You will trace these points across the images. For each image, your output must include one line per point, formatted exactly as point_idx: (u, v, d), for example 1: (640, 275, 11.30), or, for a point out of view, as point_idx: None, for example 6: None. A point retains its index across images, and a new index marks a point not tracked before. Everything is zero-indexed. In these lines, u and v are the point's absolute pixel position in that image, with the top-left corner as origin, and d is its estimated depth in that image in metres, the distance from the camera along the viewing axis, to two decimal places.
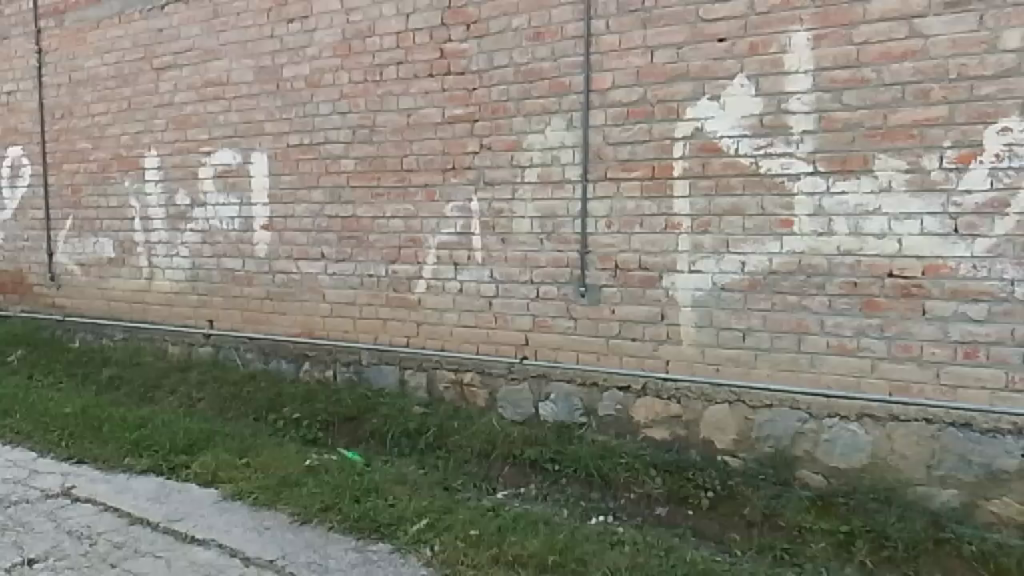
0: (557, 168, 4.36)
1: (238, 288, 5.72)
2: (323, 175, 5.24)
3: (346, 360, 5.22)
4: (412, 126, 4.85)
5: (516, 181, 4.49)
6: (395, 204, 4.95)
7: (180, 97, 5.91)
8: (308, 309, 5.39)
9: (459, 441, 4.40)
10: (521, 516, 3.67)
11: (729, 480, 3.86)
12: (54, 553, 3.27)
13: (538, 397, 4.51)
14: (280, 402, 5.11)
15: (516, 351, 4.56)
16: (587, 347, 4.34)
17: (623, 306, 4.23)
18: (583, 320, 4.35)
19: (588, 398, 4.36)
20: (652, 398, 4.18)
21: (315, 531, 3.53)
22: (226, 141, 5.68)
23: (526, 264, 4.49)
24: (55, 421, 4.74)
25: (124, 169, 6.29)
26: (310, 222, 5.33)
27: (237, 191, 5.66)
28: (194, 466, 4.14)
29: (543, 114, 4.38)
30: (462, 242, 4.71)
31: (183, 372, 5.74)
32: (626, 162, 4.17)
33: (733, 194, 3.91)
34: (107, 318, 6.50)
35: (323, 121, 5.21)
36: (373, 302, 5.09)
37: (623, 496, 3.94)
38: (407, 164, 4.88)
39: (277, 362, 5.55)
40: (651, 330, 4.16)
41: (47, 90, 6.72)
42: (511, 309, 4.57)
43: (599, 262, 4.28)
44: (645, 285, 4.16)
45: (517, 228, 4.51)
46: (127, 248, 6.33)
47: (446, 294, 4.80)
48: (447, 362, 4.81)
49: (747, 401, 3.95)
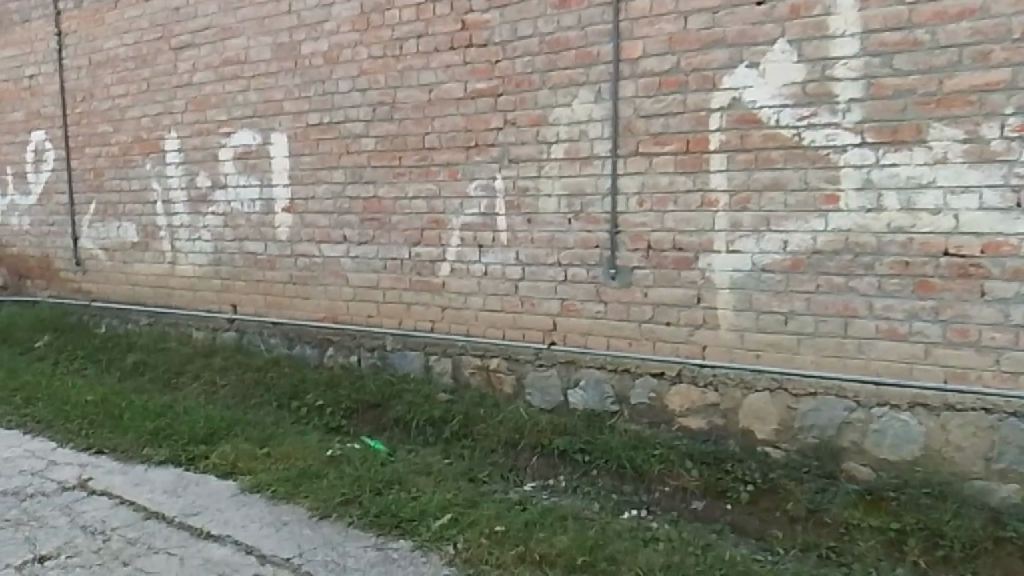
0: (586, 143, 4.13)
1: (261, 272, 5.60)
2: (344, 155, 5.07)
3: (370, 346, 5.07)
4: (433, 102, 4.65)
5: (542, 157, 4.28)
6: (417, 183, 4.76)
7: (199, 77, 5.77)
8: (330, 293, 5.24)
9: (485, 430, 4.23)
10: (549, 511, 3.49)
11: (770, 472, 3.65)
12: (66, 549, 3.16)
13: (567, 384, 4.31)
14: (303, 389, 4.97)
15: (544, 336, 4.37)
16: (619, 332, 4.13)
17: (656, 289, 4.00)
18: (614, 304, 4.13)
19: (619, 386, 4.15)
20: (687, 385, 3.97)
21: (334, 526, 3.38)
22: (246, 122, 5.53)
23: (553, 245, 4.29)
24: (77, 409, 4.66)
25: (145, 151, 6.18)
26: (331, 204, 5.17)
27: (258, 172, 5.52)
28: (213, 457, 4.02)
29: (570, 86, 4.15)
30: (486, 222, 4.52)
31: (206, 358, 5.63)
32: (658, 136, 3.93)
33: (773, 169, 3.65)
34: (132, 303, 6.43)
35: (342, 99, 5.03)
36: (396, 286, 4.93)
37: (656, 489, 3.73)
38: (429, 142, 4.68)
39: (301, 347, 5.42)
40: (686, 314, 3.94)
41: (68, 73, 6.64)
42: (538, 292, 4.37)
43: (630, 242, 4.06)
44: (679, 266, 3.93)
45: (544, 207, 4.30)
46: (150, 232, 6.24)
47: (471, 278, 4.61)
48: (473, 347, 4.64)
49: (789, 389, 3.72)
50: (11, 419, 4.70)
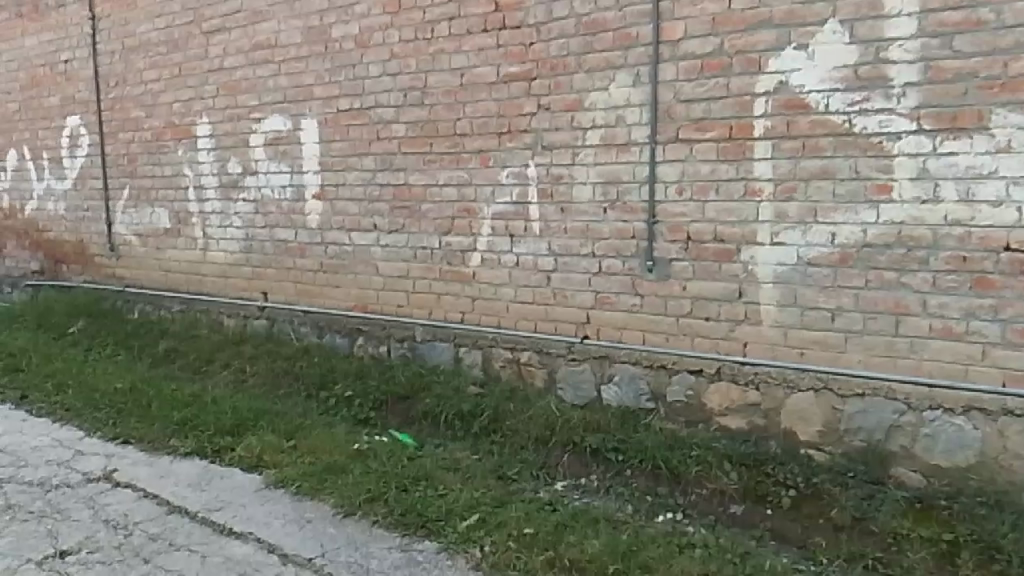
0: (623, 129, 3.96)
1: (292, 260, 5.52)
2: (374, 142, 4.96)
3: (400, 336, 4.97)
4: (465, 87, 4.50)
5: (576, 144, 4.11)
6: (448, 170, 4.63)
7: (230, 61, 5.69)
8: (360, 282, 5.15)
9: (516, 426, 4.10)
10: (581, 513, 3.36)
11: (813, 477, 3.47)
12: (87, 545, 3.12)
13: (600, 379, 4.17)
14: (333, 380, 4.89)
15: (577, 329, 4.22)
16: (655, 327, 3.97)
17: (695, 283, 3.83)
18: (650, 298, 3.97)
19: (655, 382, 4.00)
20: (726, 383, 3.80)
21: (359, 525, 3.29)
22: (276, 107, 5.45)
23: (588, 236, 4.13)
24: (106, 398, 4.63)
25: (177, 137, 6.14)
26: (361, 191, 5.07)
27: (288, 159, 5.43)
28: (239, 449, 3.95)
29: (607, 70, 3.98)
30: (519, 211, 4.37)
31: (237, 346, 5.58)
32: (699, 122, 3.74)
33: (822, 157, 3.45)
34: (164, 289, 6.41)
35: (373, 83, 4.91)
36: (426, 276, 4.82)
37: (693, 492, 3.57)
38: (461, 127, 4.54)
39: (331, 336, 5.33)
40: (726, 309, 3.76)
41: (102, 58, 6.61)
42: (572, 284, 4.22)
43: (668, 233, 3.88)
44: (720, 258, 3.75)
45: (578, 196, 4.14)
46: (182, 219, 6.20)
47: (503, 268, 4.48)
48: (504, 340, 4.50)
49: (835, 390, 3.54)
50: (41, 406, 4.69)
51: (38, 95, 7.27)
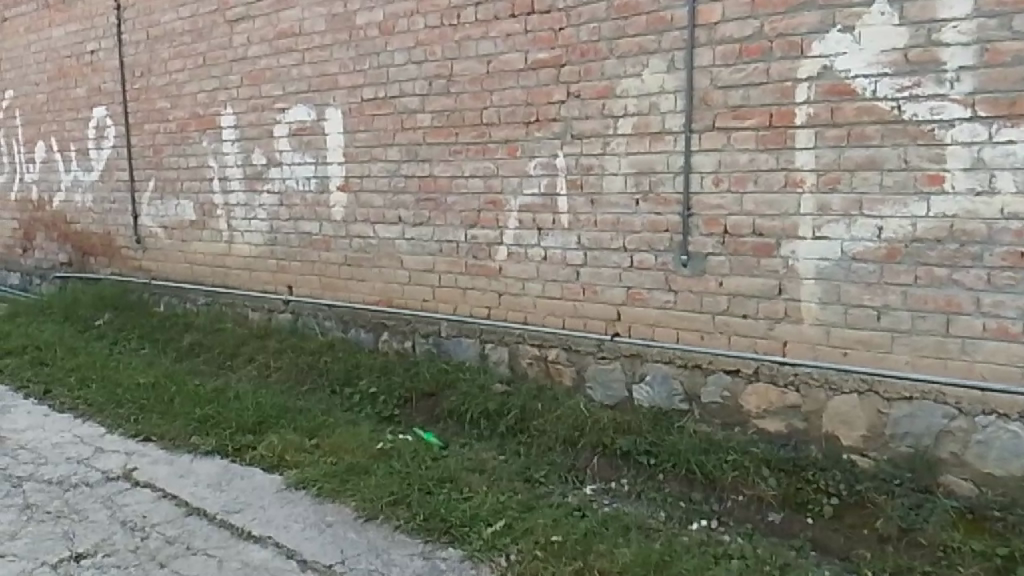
0: (656, 117, 3.79)
1: (316, 253, 5.42)
2: (399, 132, 4.83)
3: (425, 332, 4.85)
4: (492, 74, 4.35)
5: (607, 133, 3.95)
6: (474, 161, 4.49)
7: (254, 50, 5.60)
8: (385, 276, 5.03)
9: (543, 426, 3.96)
10: (612, 520, 3.21)
11: (857, 484, 3.29)
12: (103, 548, 3.04)
13: (631, 379, 4.02)
14: (357, 375, 4.79)
15: (608, 326, 4.07)
16: (689, 325, 3.81)
17: (731, 279, 3.66)
18: (684, 294, 3.80)
19: (689, 382, 3.84)
20: (764, 384, 3.63)
21: (381, 530, 3.18)
22: (301, 97, 5.34)
23: (619, 229, 3.97)
24: (128, 393, 4.58)
25: (202, 128, 6.07)
26: (386, 183, 4.95)
27: (313, 150, 5.33)
28: (260, 448, 3.85)
29: (639, 55, 3.81)
30: (547, 203, 4.22)
31: (262, 340, 5.50)
32: (736, 109, 3.56)
33: (868, 146, 3.26)
34: (189, 282, 6.35)
35: (398, 72, 4.78)
36: (452, 270, 4.69)
37: (729, 498, 3.40)
38: (487, 117, 4.40)
39: (356, 331, 5.22)
40: (765, 307, 3.59)
41: (127, 48, 6.56)
42: (602, 279, 4.07)
43: (703, 226, 3.71)
44: (759, 253, 3.57)
45: (609, 187, 3.98)
46: (207, 211, 6.13)
47: (530, 262, 4.34)
48: (531, 337, 4.36)
49: (881, 392, 3.35)
50: (63, 400, 4.64)
51: (65, 87, 7.26)
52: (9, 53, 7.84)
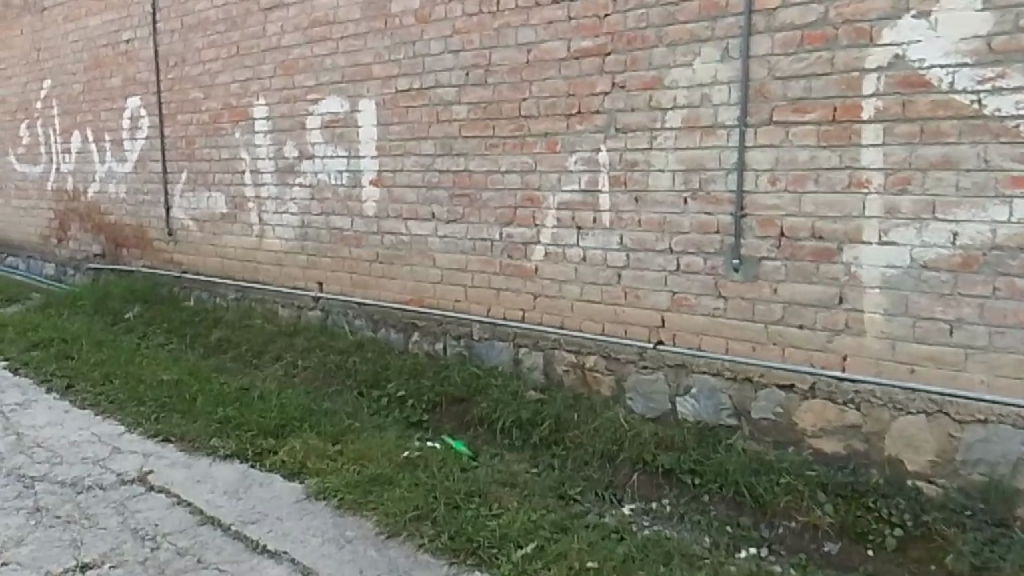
0: (707, 110, 3.52)
1: (347, 249, 5.24)
2: (434, 124, 4.62)
3: (457, 333, 4.63)
4: (532, 64, 4.11)
5: (654, 126, 3.69)
6: (511, 156, 4.26)
7: (287, 39, 5.43)
8: (417, 274, 4.83)
9: (579, 438, 3.71)
10: (653, 545, 2.96)
11: (923, 515, 3.01)
12: (111, 558, 2.87)
13: (675, 390, 3.76)
14: (385, 377, 4.58)
15: (651, 333, 3.82)
16: (739, 334, 3.53)
17: (786, 286, 3.38)
18: (734, 300, 3.53)
19: (737, 396, 3.57)
20: (820, 401, 3.34)
21: (403, 549, 2.96)
22: (334, 87, 5.16)
23: (665, 229, 3.71)
24: (150, 391, 4.43)
25: (235, 119, 5.92)
26: (420, 177, 4.74)
27: (345, 142, 5.14)
28: (282, 453, 3.67)
29: (690, 43, 3.54)
30: (588, 200, 3.98)
31: (290, 337, 5.33)
32: (796, 102, 3.28)
33: (944, 143, 2.96)
34: (220, 276, 6.21)
35: (434, 62, 4.57)
36: (486, 270, 4.47)
37: (781, 525, 3.13)
38: (526, 109, 4.17)
39: (386, 330, 5.02)
40: (824, 317, 3.30)
41: (162, 37, 6.45)
42: (645, 283, 3.81)
43: (758, 228, 3.43)
44: (818, 258, 3.29)
45: (655, 184, 3.72)
46: (238, 204, 5.99)
47: (569, 263, 4.10)
48: (569, 342, 4.12)
49: (952, 414, 3.05)
50: (85, 396, 4.51)
51: (102, 76, 7.21)
52: (49, 43, 7.82)
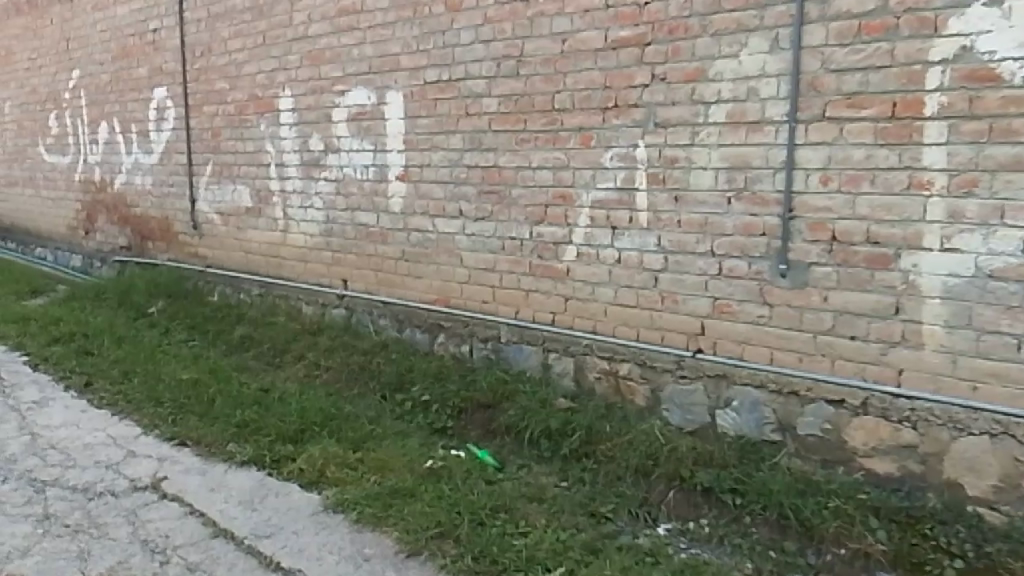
0: (754, 105, 3.29)
1: (373, 246, 5.08)
2: (463, 118, 4.43)
3: (484, 336, 4.45)
4: (567, 54, 3.91)
5: (696, 121, 3.47)
6: (544, 151, 4.07)
7: (314, 29, 5.28)
8: (444, 274, 4.65)
9: (612, 451, 3.51)
10: (691, 571, 2.75)
11: (986, 545, 2.76)
12: (118, 572, 2.74)
13: (715, 402, 3.55)
14: (409, 380, 4.41)
15: (689, 341, 3.60)
16: (785, 344, 3.31)
17: (838, 294, 3.15)
18: (780, 308, 3.31)
19: (782, 410, 3.35)
20: (873, 418, 3.12)
21: (424, 569, 2.79)
22: (360, 79, 4.99)
23: (706, 231, 3.50)
24: (169, 391, 4.31)
25: (260, 111, 5.78)
26: (448, 173, 4.56)
27: (372, 136, 4.97)
28: (300, 460, 3.51)
29: (737, 33, 3.32)
30: (623, 199, 3.77)
31: (313, 336, 5.18)
32: (852, 96, 3.04)
33: (1016, 142, 2.71)
34: (244, 272, 6.09)
35: (464, 52, 4.38)
36: (516, 270, 4.28)
37: (829, 551, 2.89)
38: (560, 102, 3.96)
39: (411, 331, 4.85)
40: (878, 328, 3.07)
41: (189, 27, 6.34)
42: (684, 287, 3.60)
43: (808, 231, 3.20)
44: (873, 265, 3.05)
45: (696, 183, 3.50)
46: (263, 198, 5.85)
47: (602, 265, 3.89)
48: (601, 348, 3.92)
49: (1019, 437, 2.81)
50: (103, 395, 4.41)
51: (129, 67, 7.13)
52: (78, 33, 7.77)
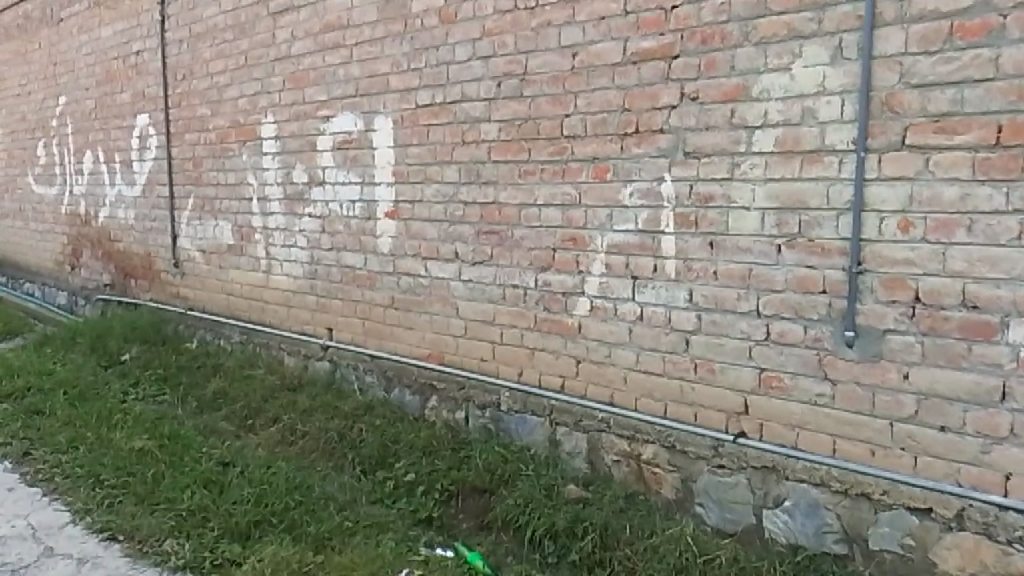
0: (810, 130, 2.62)
1: (359, 291, 4.44)
2: (459, 146, 3.80)
3: (482, 402, 3.78)
4: (578, 71, 3.27)
5: (737, 150, 2.80)
6: (552, 185, 3.41)
7: (298, 47, 4.69)
8: (437, 325, 4.00)
9: (632, 562, 2.82)
10: None
11: None
12: None
13: (761, 501, 2.85)
14: (393, 454, 3.74)
15: (728, 422, 2.91)
16: (851, 433, 2.61)
17: (922, 371, 2.45)
18: (846, 387, 2.61)
19: (848, 516, 2.65)
20: (971, 536, 2.41)
21: None
22: (346, 103, 4.38)
23: (750, 285, 2.81)
24: (112, 464, 3.69)
25: (242, 139, 5.20)
26: (442, 210, 3.93)
27: (358, 166, 4.35)
28: (246, 566, 2.85)
29: (788, 41, 2.65)
30: (646, 244, 3.10)
31: (292, 393, 4.54)
32: (941, 118, 2.36)
33: None
34: (225, 316, 5.49)
35: (460, 70, 3.76)
36: (518, 325, 3.61)
37: None
38: (570, 127, 3.31)
39: (400, 391, 4.20)
40: (978, 419, 2.36)
41: (171, 48, 5.80)
42: (722, 353, 2.91)
43: (882, 290, 2.50)
44: (971, 336, 2.35)
45: (737, 226, 2.82)
46: (245, 235, 5.25)
47: (621, 323, 3.22)
48: (620, 424, 3.24)
49: None
50: (40, 467, 3.82)
51: (113, 92, 6.62)
52: (65, 56, 7.29)
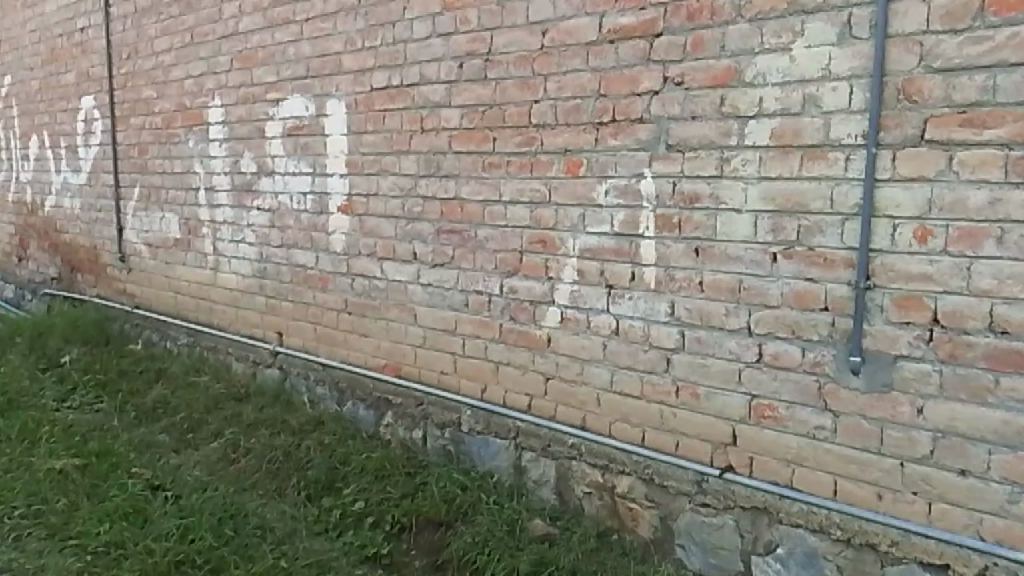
0: (811, 120, 2.25)
1: (312, 293, 4.04)
2: (417, 134, 3.41)
3: (442, 421, 3.41)
4: (548, 51, 2.88)
5: (727, 144, 2.43)
6: (518, 179, 3.03)
7: (245, 23, 4.26)
8: (394, 333, 3.62)
9: None
10: None
11: None
12: None
13: (750, 546, 2.51)
14: (342, 478, 3.36)
15: (714, 454, 2.56)
16: (855, 474, 2.26)
17: (940, 406, 2.09)
18: (851, 420, 2.25)
19: (851, 569, 2.31)
20: None
21: None
22: (297, 85, 3.97)
23: (741, 299, 2.44)
24: (27, 489, 3.29)
25: (188, 123, 4.78)
26: (398, 205, 3.54)
27: (309, 155, 3.95)
28: None
29: (788, 16, 2.28)
30: (623, 249, 2.73)
31: (239, 404, 4.14)
32: (967, 109, 1.99)
33: None
34: (172, 315, 5.08)
35: (418, 49, 3.36)
36: (482, 335, 3.24)
37: None
38: (539, 114, 2.93)
39: (353, 405, 3.83)
40: (1007, 463, 2.00)
41: (115, 25, 5.36)
42: (708, 376, 2.55)
43: (894, 309, 2.14)
44: (999, 366, 1.99)
45: (725, 230, 2.45)
46: (192, 228, 4.83)
47: (594, 336, 2.85)
48: (592, 452, 2.89)
49: None
50: None
51: (58, 72, 6.17)
52: (8, 33, 6.81)
